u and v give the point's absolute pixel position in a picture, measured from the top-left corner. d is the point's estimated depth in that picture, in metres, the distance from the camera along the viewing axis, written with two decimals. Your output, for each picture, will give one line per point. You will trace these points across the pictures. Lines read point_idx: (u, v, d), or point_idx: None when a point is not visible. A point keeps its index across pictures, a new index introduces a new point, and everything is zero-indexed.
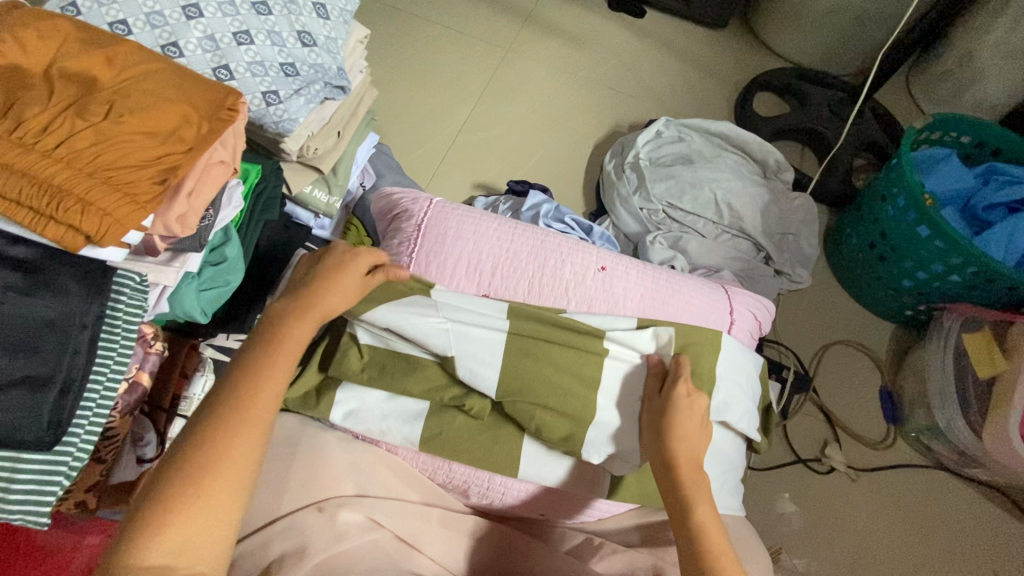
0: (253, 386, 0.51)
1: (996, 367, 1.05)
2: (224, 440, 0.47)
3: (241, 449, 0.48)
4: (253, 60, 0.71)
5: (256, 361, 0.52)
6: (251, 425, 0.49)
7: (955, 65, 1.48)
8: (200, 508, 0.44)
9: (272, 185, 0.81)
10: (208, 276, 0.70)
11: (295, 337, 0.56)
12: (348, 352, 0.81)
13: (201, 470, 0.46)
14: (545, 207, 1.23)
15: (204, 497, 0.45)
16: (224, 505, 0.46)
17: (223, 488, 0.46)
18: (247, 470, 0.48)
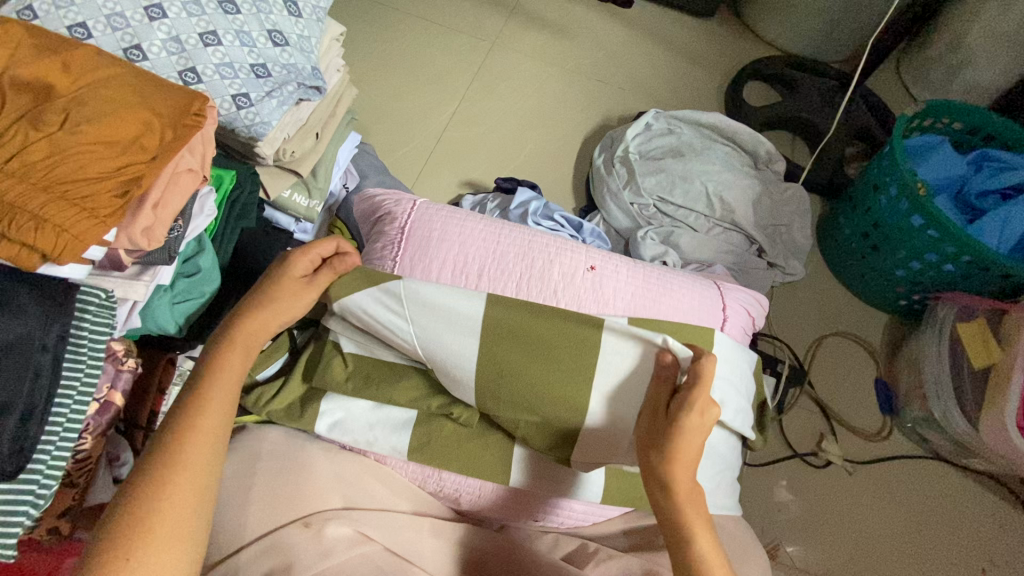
0: (190, 424, 0.54)
1: (992, 357, 1.05)
2: (166, 478, 0.51)
3: (184, 488, 0.51)
4: (222, 61, 0.68)
5: (193, 401, 0.56)
6: (192, 464, 0.52)
7: (946, 50, 1.47)
8: (150, 551, 0.48)
9: (248, 191, 0.78)
10: (181, 288, 0.67)
11: (229, 368, 0.60)
12: (332, 362, 0.79)
13: (147, 511, 0.49)
14: (533, 204, 1.20)
15: (151, 536, 0.48)
16: (172, 542, 0.49)
17: (169, 521, 0.49)
18: (193, 503, 0.51)
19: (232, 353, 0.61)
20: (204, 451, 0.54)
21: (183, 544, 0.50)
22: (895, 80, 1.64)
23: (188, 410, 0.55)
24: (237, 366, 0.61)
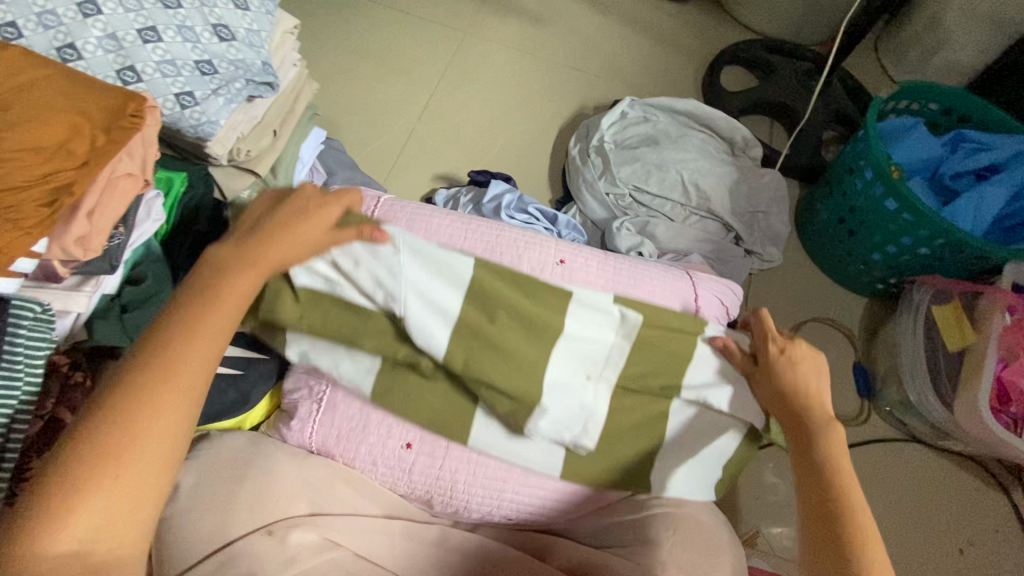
0: (180, 352, 0.45)
1: (965, 339, 1.07)
2: (145, 416, 0.42)
3: (161, 422, 0.43)
4: (162, 59, 0.65)
5: (186, 321, 0.46)
6: (174, 396, 0.44)
7: (923, 30, 1.45)
8: (110, 483, 0.41)
9: (202, 193, 0.75)
10: (129, 297, 0.64)
11: (230, 290, 0.50)
12: (288, 299, 0.75)
13: (117, 446, 0.41)
14: (506, 198, 1.18)
15: (117, 472, 0.41)
16: (142, 477, 0.42)
17: (144, 467, 0.42)
18: (174, 440, 0.44)
19: (235, 279, 0.50)
20: (191, 381, 0.45)
21: (156, 484, 0.43)
22: (873, 60, 1.62)
23: (180, 329, 0.46)
24: (240, 292, 0.50)
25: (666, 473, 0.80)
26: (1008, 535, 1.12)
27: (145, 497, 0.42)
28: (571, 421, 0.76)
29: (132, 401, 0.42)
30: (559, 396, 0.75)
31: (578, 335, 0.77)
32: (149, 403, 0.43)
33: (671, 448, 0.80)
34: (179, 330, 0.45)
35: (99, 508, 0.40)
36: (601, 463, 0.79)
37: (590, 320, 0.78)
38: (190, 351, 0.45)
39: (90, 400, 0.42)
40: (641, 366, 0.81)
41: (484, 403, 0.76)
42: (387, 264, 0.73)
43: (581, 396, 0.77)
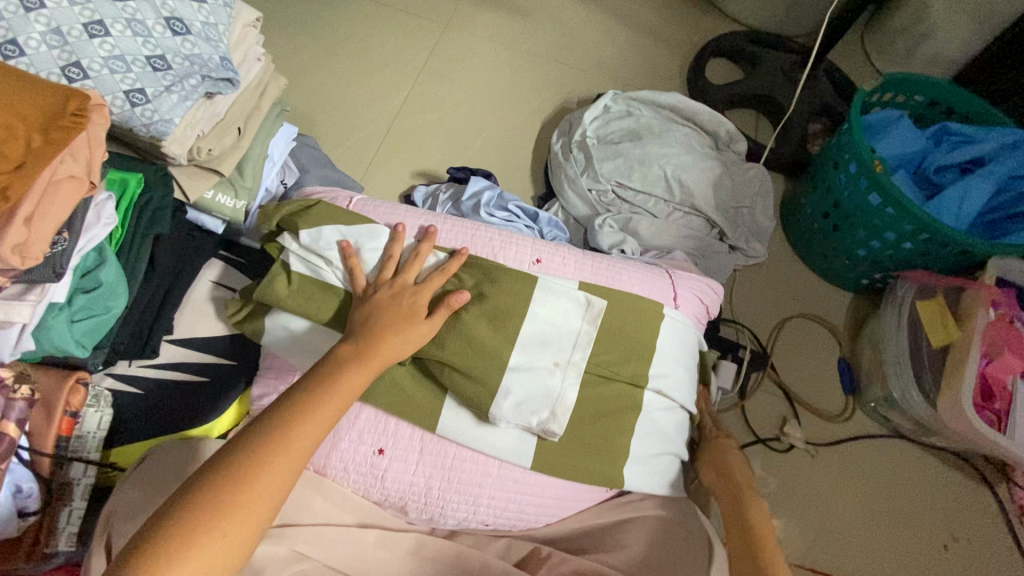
0: (302, 417, 0.57)
1: (950, 336, 1.05)
2: (266, 464, 0.53)
3: (266, 484, 0.52)
4: (111, 54, 0.62)
5: (305, 404, 0.58)
6: (281, 466, 0.53)
7: (909, 21, 1.43)
8: (215, 538, 0.48)
9: (161, 194, 0.72)
10: (80, 305, 0.61)
11: (347, 381, 0.62)
12: (277, 279, 0.78)
13: (236, 484, 0.51)
14: (486, 195, 1.16)
15: (223, 527, 0.49)
16: (238, 534, 0.50)
17: (253, 508, 0.51)
18: (269, 508, 0.52)
19: (349, 372, 0.63)
20: (301, 456, 0.55)
21: (246, 540, 0.50)
22: (860, 52, 1.61)
23: (307, 401, 0.58)
24: (354, 384, 0.62)
25: (638, 471, 0.80)
26: (992, 531, 1.12)
27: (234, 550, 0.49)
28: (537, 404, 0.75)
29: (248, 464, 0.52)
30: (522, 378, 0.75)
31: (544, 322, 0.78)
32: (262, 466, 0.52)
33: (642, 445, 0.80)
34: (298, 410, 0.57)
35: (202, 557, 0.47)
36: (578, 467, 0.78)
37: (557, 297, 0.79)
38: (307, 431, 0.56)
39: (229, 450, 0.53)
40: (618, 367, 0.79)
41: (450, 391, 0.76)
42: (371, 244, 0.79)
43: (547, 381, 0.76)
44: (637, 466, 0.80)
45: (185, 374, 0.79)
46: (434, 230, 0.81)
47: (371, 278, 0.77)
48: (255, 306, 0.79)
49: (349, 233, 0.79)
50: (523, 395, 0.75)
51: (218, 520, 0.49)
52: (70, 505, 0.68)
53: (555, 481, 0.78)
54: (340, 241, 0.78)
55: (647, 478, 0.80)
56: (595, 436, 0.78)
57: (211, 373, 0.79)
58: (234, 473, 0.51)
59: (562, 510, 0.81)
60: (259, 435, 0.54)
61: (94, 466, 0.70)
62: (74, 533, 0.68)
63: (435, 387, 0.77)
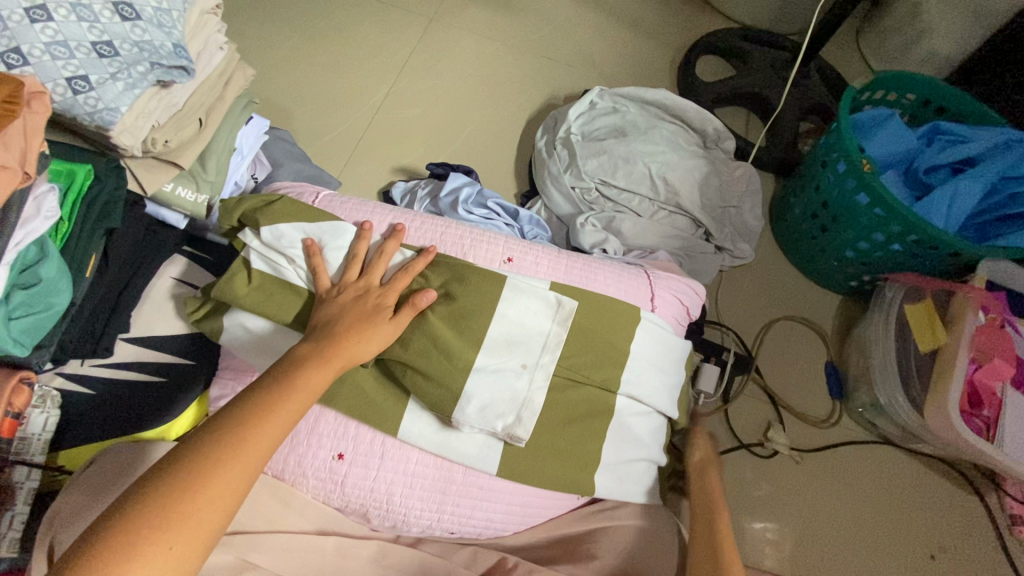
0: (257, 421, 0.53)
1: (938, 340, 1.02)
2: (217, 468, 0.48)
3: (221, 488, 0.48)
4: (52, 40, 0.59)
5: (263, 404, 0.54)
6: (238, 468, 0.50)
7: (905, 19, 1.40)
8: (158, 552, 0.44)
9: (113, 187, 0.70)
10: (19, 302, 0.59)
11: (309, 381, 0.59)
12: (237, 277, 0.75)
13: (183, 490, 0.46)
14: (464, 192, 1.13)
15: (172, 536, 0.45)
16: (188, 544, 0.45)
17: (201, 516, 0.46)
18: (224, 512, 0.48)
19: (312, 373, 0.59)
20: (258, 458, 0.51)
21: (198, 549, 0.46)
22: (854, 50, 1.58)
23: (263, 404, 0.54)
24: (316, 384, 0.59)
25: (607, 478, 0.77)
26: (980, 541, 1.09)
27: (185, 561, 0.45)
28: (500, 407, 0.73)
29: (203, 467, 0.48)
30: (486, 379, 0.72)
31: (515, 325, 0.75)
32: (218, 468, 0.48)
33: (612, 449, 0.78)
34: (255, 411, 0.53)
35: (146, 568, 0.43)
36: (547, 474, 0.75)
37: (528, 297, 0.77)
38: (265, 432, 0.53)
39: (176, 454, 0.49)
40: (590, 371, 0.77)
41: (414, 394, 0.73)
42: (335, 241, 0.76)
43: (514, 384, 0.74)
44: (606, 472, 0.77)
45: (139, 373, 0.76)
46: (402, 229, 0.79)
47: (335, 278, 0.74)
48: (215, 304, 0.77)
49: (313, 230, 0.77)
50: (487, 398, 0.72)
51: (167, 527, 0.45)
52: (12, 509, 0.65)
53: (523, 488, 0.75)
54: (305, 239, 0.76)
55: (618, 484, 0.77)
56: (564, 441, 0.76)
57: (166, 373, 0.77)
58: (184, 478, 0.47)
59: (531, 517, 0.78)
60: (214, 437, 0.50)
61: (39, 468, 0.67)
62: (17, 539, 0.66)
63: (399, 390, 0.74)
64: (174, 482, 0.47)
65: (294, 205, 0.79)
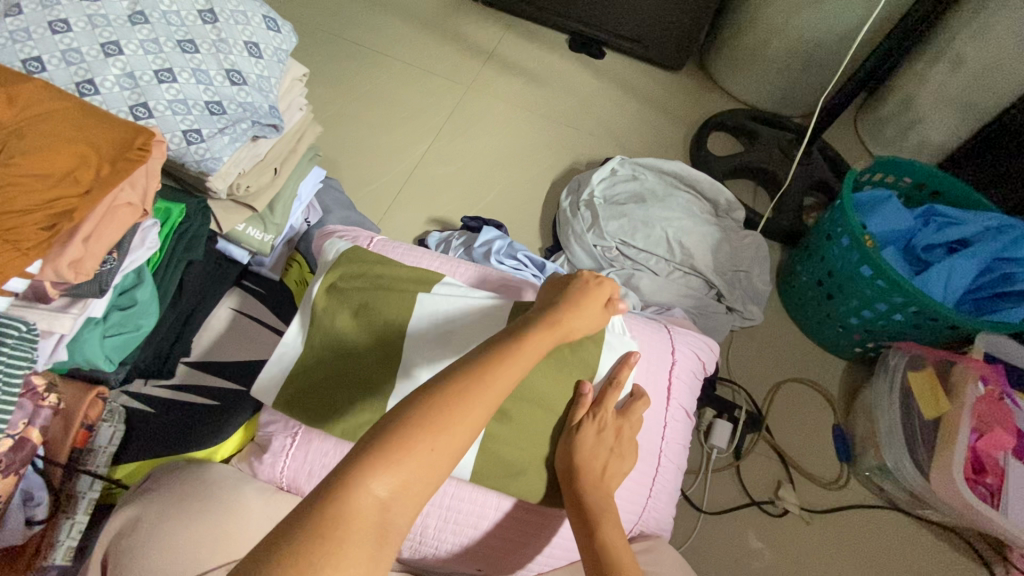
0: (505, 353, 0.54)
1: (939, 409, 1.08)
2: (465, 391, 0.48)
3: (473, 408, 0.48)
4: (175, 98, 0.69)
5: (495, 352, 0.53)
6: (471, 411, 0.48)
7: (897, 110, 1.55)
8: (422, 451, 0.44)
9: (198, 224, 0.77)
10: (115, 321, 0.65)
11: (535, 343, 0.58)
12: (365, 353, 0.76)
13: (454, 397, 0.48)
14: (496, 243, 1.21)
15: (435, 437, 0.45)
16: (446, 450, 0.45)
17: (459, 422, 0.47)
18: (451, 452, 0.46)
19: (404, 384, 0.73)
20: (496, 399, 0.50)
21: (446, 460, 0.46)
22: (852, 135, 1.72)
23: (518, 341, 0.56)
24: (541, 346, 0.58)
25: (636, 511, 0.85)
26: None
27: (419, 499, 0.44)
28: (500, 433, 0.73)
29: (443, 415, 0.46)
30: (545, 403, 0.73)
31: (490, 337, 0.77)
32: (474, 386, 0.49)
33: (630, 482, 0.84)
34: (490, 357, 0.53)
35: (417, 464, 0.44)
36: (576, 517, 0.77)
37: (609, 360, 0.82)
38: (490, 383, 0.50)
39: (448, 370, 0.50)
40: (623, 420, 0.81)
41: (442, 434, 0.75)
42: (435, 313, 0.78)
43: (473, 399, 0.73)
44: (635, 508, 0.85)
45: (198, 396, 0.82)
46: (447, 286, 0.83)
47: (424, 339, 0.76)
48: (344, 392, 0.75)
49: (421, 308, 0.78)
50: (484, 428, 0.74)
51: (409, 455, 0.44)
52: (72, 517, 0.68)
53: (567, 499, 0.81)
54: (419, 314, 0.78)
55: (643, 516, 0.86)
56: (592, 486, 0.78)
57: (220, 398, 0.82)
58: (442, 419, 0.46)
59: (553, 558, 0.80)
60: (460, 378, 0.49)
61: (101, 480, 0.71)
62: (72, 547, 0.68)
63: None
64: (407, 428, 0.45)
65: (382, 265, 0.82)
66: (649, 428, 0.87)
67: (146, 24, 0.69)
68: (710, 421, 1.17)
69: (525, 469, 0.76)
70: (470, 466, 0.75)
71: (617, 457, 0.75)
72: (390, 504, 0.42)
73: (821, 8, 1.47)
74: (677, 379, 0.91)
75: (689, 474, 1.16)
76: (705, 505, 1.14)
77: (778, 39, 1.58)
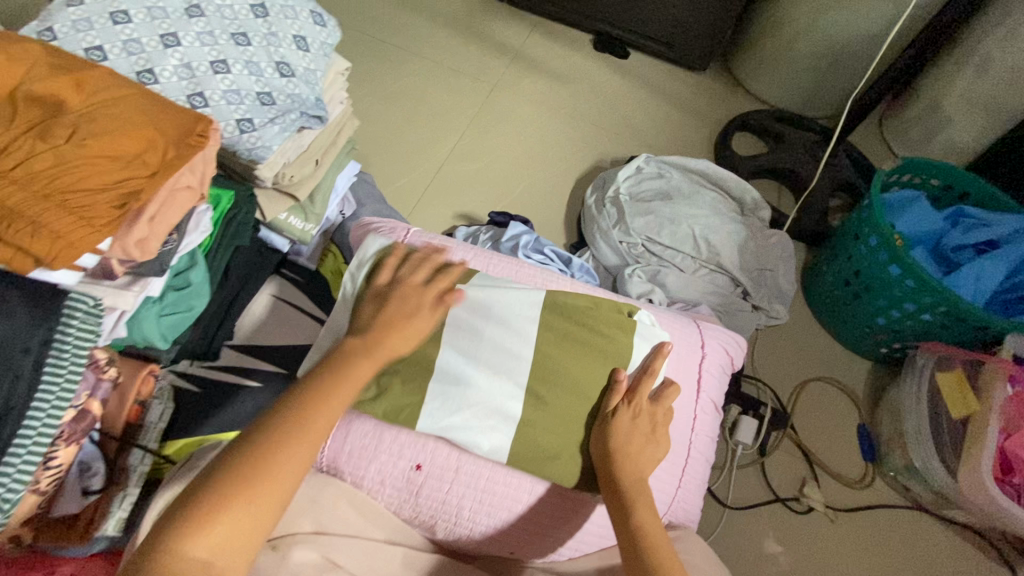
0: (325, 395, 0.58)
1: (969, 408, 1.06)
2: (280, 443, 0.52)
3: (291, 461, 0.52)
4: (229, 88, 0.72)
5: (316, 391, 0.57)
6: (294, 456, 0.52)
7: (924, 112, 1.54)
8: (235, 512, 0.48)
9: (245, 211, 0.80)
10: (170, 301, 0.68)
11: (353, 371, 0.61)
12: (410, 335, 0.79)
13: (258, 452, 0.51)
14: (524, 238, 1.23)
15: (248, 496, 0.49)
16: (261, 502, 0.49)
17: (252, 479, 0.50)
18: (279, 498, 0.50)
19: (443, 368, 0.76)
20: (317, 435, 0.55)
21: (270, 511, 0.50)
22: (878, 137, 1.72)
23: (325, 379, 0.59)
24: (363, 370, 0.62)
25: (665, 501, 0.86)
26: None
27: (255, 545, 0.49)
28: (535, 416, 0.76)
29: (247, 466, 0.50)
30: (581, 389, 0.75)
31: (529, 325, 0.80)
32: (296, 434, 0.53)
33: (660, 471, 0.85)
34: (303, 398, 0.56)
35: (233, 522, 0.48)
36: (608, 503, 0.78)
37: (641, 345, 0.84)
38: (306, 432, 0.54)
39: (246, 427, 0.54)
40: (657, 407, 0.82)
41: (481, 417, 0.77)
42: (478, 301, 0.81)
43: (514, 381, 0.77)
44: (663, 498, 0.86)
45: (241, 378, 0.83)
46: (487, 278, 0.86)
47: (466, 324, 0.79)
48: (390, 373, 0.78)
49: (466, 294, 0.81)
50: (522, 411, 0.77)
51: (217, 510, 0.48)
52: (124, 489, 0.71)
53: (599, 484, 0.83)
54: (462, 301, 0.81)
55: (672, 506, 0.87)
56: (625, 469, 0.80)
57: (263, 380, 0.84)
58: (241, 467, 0.50)
59: (584, 543, 0.82)
60: (278, 427, 0.53)
61: (152, 454, 0.73)
62: (124, 518, 0.70)
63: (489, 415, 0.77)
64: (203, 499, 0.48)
65: None
66: (679, 419, 0.88)
67: (202, 16, 0.71)
68: (735, 417, 1.17)
69: (558, 455, 0.78)
70: (504, 450, 0.77)
71: (653, 442, 0.76)
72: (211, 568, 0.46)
73: (847, 9, 1.47)
74: (706, 372, 0.92)
75: (714, 469, 1.16)
76: (729, 501, 1.14)
77: (804, 40, 1.59)
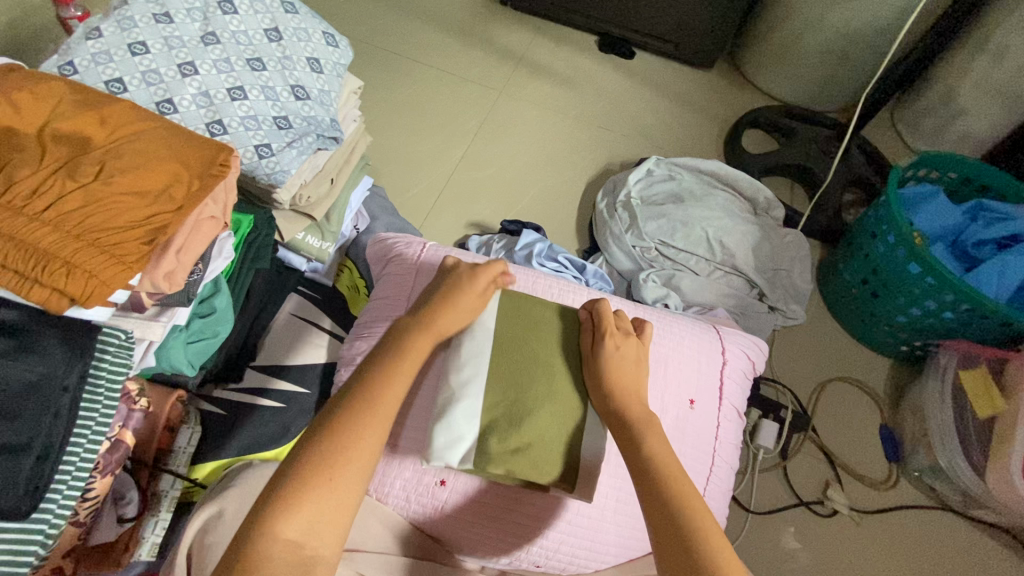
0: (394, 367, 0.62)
1: (995, 405, 1.03)
2: (362, 415, 0.56)
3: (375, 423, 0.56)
4: (247, 114, 0.73)
5: (384, 365, 0.62)
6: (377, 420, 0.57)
7: (937, 102, 1.52)
8: (326, 491, 0.51)
9: (265, 234, 0.81)
10: (196, 328, 0.69)
11: (401, 370, 0.62)
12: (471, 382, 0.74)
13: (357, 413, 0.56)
14: (538, 246, 1.22)
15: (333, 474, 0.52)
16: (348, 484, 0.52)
17: (359, 436, 0.54)
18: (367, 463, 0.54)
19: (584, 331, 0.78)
20: (391, 405, 0.58)
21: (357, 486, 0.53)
22: (890, 129, 1.70)
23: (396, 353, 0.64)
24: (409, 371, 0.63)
25: None
26: None
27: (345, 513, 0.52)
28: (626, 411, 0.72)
29: (322, 448, 0.53)
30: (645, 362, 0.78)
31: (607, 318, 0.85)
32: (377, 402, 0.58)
33: None
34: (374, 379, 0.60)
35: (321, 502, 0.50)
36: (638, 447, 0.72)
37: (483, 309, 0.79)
38: (387, 393, 0.59)
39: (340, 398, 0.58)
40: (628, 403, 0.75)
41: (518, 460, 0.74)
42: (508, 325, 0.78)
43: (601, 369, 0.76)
44: None
45: (263, 400, 0.83)
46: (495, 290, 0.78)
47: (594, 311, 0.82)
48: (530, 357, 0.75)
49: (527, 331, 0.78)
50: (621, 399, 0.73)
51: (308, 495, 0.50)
52: (156, 515, 0.72)
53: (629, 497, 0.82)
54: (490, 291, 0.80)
55: None
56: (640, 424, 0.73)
57: (286, 400, 0.84)
58: (310, 462, 0.52)
59: (610, 554, 0.82)
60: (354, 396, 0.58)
61: (182, 479, 0.75)
62: (156, 543, 0.72)
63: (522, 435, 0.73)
64: (305, 464, 0.52)
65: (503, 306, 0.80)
66: (702, 428, 0.88)
67: (218, 44, 0.72)
68: (756, 420, 1.18)
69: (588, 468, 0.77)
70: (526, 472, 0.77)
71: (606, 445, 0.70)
72: (303, 550, 0.48)
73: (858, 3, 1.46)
74: (728, 378, 0.92)
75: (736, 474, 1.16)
76: (752, 506, 1.14)
77: (812, 35, 1.57)
